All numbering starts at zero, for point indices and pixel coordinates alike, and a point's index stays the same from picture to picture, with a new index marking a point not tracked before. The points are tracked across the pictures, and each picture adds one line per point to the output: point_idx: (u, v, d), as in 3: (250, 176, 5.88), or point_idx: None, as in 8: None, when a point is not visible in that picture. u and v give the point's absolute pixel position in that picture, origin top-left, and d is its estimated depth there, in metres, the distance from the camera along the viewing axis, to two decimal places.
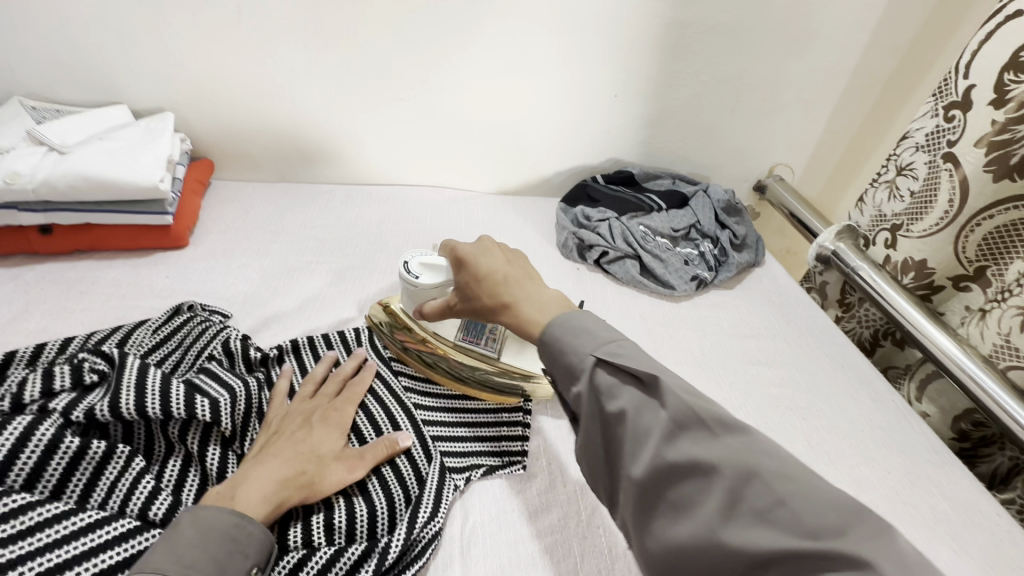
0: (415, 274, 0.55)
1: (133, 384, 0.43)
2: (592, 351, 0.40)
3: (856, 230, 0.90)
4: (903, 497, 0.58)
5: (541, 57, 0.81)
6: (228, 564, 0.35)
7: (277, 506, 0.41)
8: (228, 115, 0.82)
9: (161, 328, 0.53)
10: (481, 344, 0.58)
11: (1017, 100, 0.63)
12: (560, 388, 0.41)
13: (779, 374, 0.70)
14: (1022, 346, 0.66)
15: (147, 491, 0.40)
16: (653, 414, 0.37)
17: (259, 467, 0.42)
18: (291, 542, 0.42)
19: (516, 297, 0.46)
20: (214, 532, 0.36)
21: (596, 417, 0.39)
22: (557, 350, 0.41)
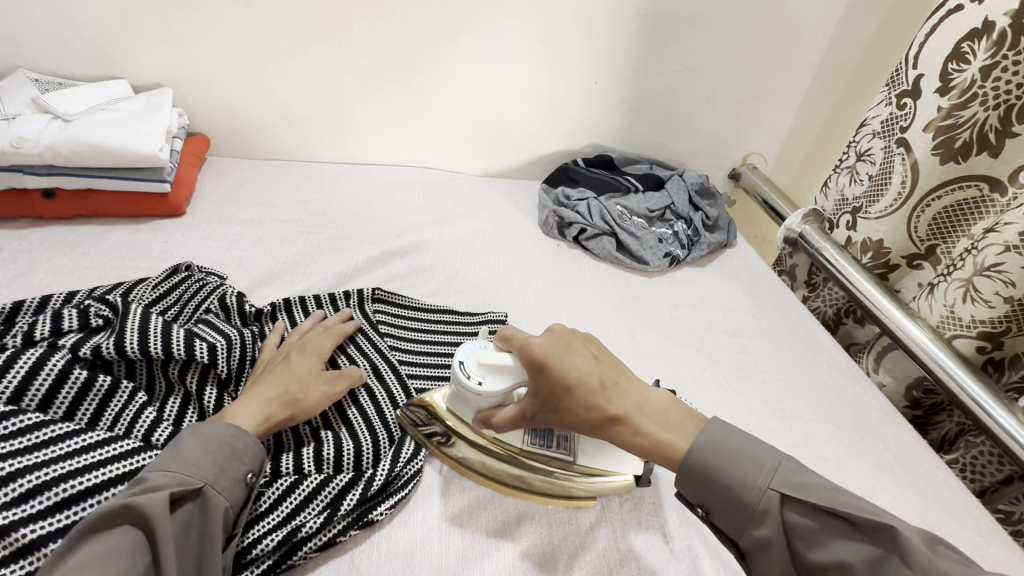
0: (474, 377, 0.44)
1: (137, 326, 0.47)
2: (767, 483, 0.40)
3: (820, 214, 0.95)
4: (852, 450, 0.63)
5: (525, 45, 0.85)
6: (227, 466, 0.40)
7: (264, 421, 0.45)
8: (224, 93, 0.85)
9: (161, 284, 0.57)
10: (552, 448, 0.46)
11: (960, 87, 0.69)
12: (725, 525, 0.41)
13: (744, 342, 0.75)
14: (965, 317, 0.71)
15: (150, 421, 0.44)
16: (891, 569, 0.35)
17: (246, 394, 0.47)
18: (283, 470, 0.46)
19: (630, 411, 0.43)
20: (212, 440, 0.41)
21: (784, 558, 0.39)
22: (714, 489, 0.41)
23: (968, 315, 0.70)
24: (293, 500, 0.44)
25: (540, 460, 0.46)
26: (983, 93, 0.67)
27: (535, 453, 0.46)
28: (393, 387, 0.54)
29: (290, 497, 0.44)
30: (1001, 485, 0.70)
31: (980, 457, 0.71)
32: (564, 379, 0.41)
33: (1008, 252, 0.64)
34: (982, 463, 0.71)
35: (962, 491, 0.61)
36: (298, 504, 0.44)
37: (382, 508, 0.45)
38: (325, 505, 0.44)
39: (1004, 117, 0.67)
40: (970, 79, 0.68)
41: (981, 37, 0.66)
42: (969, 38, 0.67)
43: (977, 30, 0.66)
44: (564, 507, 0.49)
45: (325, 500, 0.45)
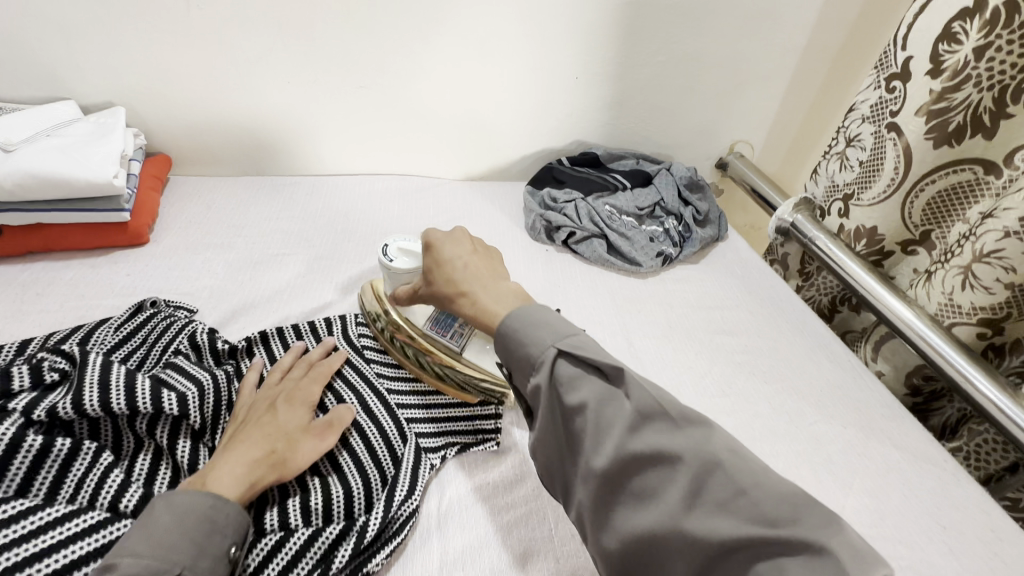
0: (390, 256, 0.57)
1: (96, 381, 0.43)
2: (554, 343, 0.41)
3: (812, 202, 0.93)
4: (858, 449, 0.61)
5: (501, 41, 0.81)
6: (208, 544, 0.36)
7: (251, 485, 0.41)
8: (183, 108, 0.80)
9: (124, 326, 0.52)
10: (446, 336, 0.56)
11: (952, 69, 0.67)
12: (519, 380, 0.42)
13: (743, 342, 0.73)
14: (965, 304, 0.69)
15: (117, 484, 0.40)
16: (618, 405, 0.37)
17: (225, 453, 0.42)
18: (268, 526, 0.42)
19: (476, 291, 0.49)
20: (189, 513, 0.37)
21: (555, 411, 0.39)
22: (514, 349, 0.43)
23: (968, 302, 0.69)
24: (280, 560, 0.41)
25: (438, 346, 0.56)
26: (976, 74, 0.66)
27: (436, 340, 0.57)
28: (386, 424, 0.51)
29: (277, 556, 0.41)
30: (1006, 472, 0.69)
31: (986, 444, 0.70)
32: (436, 259, 0.52)
33: (1007, 238, 0.62)
34: (985, 450, 0.71)
35: (971, 485, 0.59)
36: (285, 565, 0.41)
37: (378, 559, 0.42)
38: (315, 562, 0.41)
39: (996, 99, 0.66)
40: (962, 60, 0.66)
41: (973, 16, 0.64)
42: (959, 18, 0.65)
43: (970, 9, 0.64)
44: (571, 540, 0.46)
45: (315, 557, 0.42)
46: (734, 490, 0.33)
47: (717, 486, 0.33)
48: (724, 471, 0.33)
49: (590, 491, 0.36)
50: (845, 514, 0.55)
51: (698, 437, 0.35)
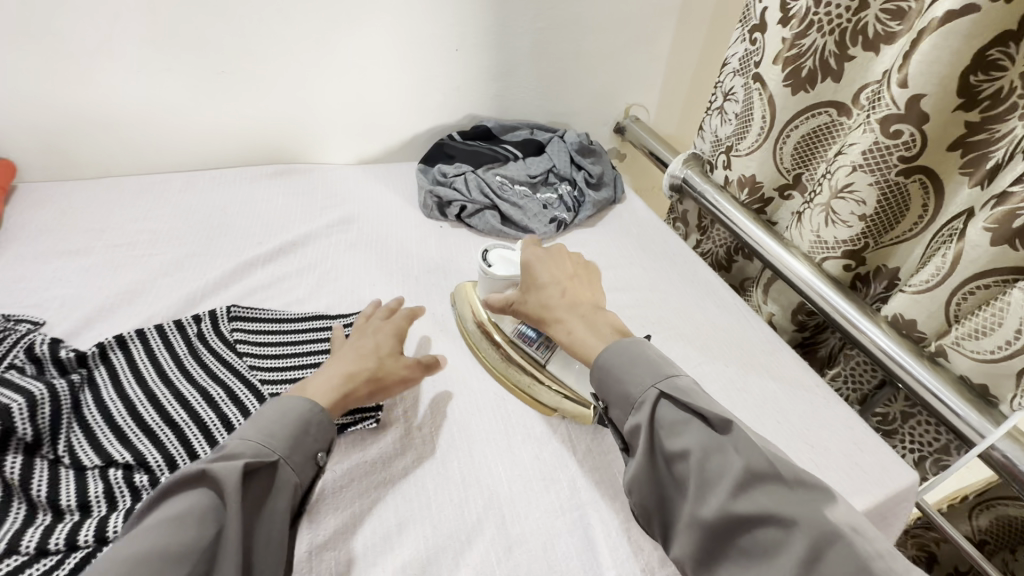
0: (487, 262, 0.58)
1: None
2: (654, 386, 0.45)
3: (700, 157, 0.96)
4: (739, 384, 0.64)
5: (370, 14, 0.79)
6: (302, 442, 0.43)
7: (342, 396, 0.48)
8: (21, 106, 0.73)
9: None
10: (532, 347, 0.57)
11: (798, 17, 0.70)
12: (617, 416, 0.46)
13: (634, 297, 0.75)
14: (830, 239, 0.73)
15: None
16: (723, 458, 0.40)
17: (346, 367, 0.49)
18: (110, 534, 0.40)
19: (573, 320, 0.52)
20: (287, 416, 0.44)
21: (654, 451, 0.42)
22: (614, 384, 0.47)
23: (833, 237, 0.73)
24: None
25: (524, 356, 0.58)
26: (818, 20, 0.68)
27: (520, 347, 0.58)
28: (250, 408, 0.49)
29: None
30: (875, 389, 0.74)
31: (857, 367, 0.75)
32: (534, 282, 0.55)
33: (856, 172, 0.66)
34: (858, 373, 0.75)
35: (839, 404, 0.64)
36: None
37: None
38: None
39: (839, 43, 0.69)
40: (804, 7, 0.69)
41: None
42: None
43: None
44: (449, 505, 0.47)
45: None
46: (853, 564, 0.34)
47: (833, 560, 0.34)
48: (844, 542, 0.35)
49: (693, 547, 0.39)
50: None
51: (814, 504, 0.37)
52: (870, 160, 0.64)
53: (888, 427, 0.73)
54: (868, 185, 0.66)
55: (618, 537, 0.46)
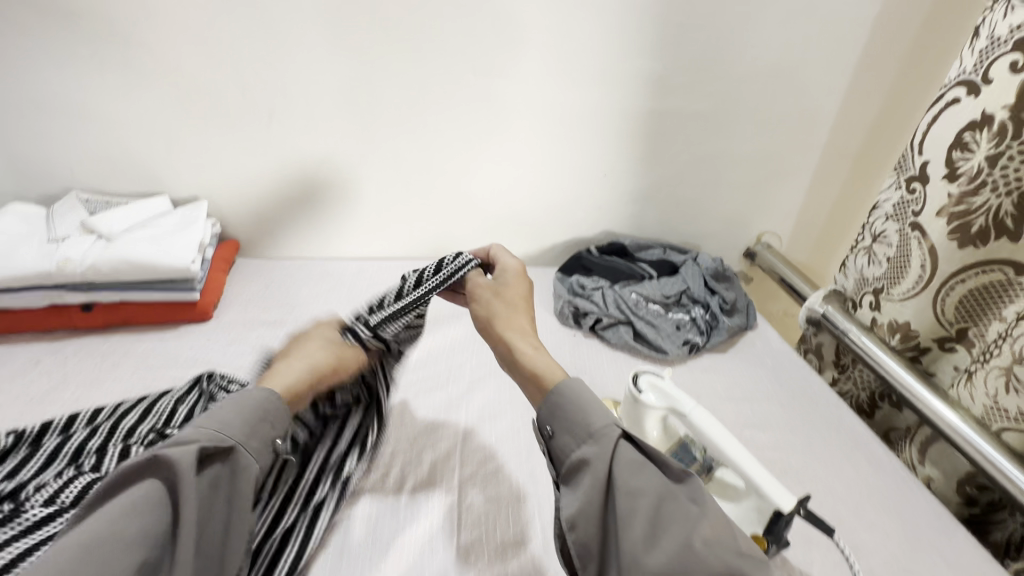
0: (640, 388, 0.59)
1: None
2: (618, 424, 0.43)
3: (842, 294, 0.93)
4: (904, 564, 0.57)
5: (534, 143, 0.91)
6: (259, 427, 0.45)
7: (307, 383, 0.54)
8: (255, 198, 0.91)
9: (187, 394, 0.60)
10: None
11: (967, 175, 0.69)
12: (564, 444, 0.44)
13: (773, 438, 0.71)
14: (1011, 408, 0.66)
15: None
16: (680, 504, 0.38)
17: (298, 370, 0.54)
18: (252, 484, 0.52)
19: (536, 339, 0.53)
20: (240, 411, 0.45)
21: (604, 484, 0.40)
22: (562, 410, 0.45)
23: (1014, 406, 0.66)
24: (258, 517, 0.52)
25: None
26: (992, 180, 0.68)
27: None
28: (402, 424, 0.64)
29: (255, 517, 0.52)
30: None
31: None
32: (493, 297, 0.57)
33: None
34: None
35: None
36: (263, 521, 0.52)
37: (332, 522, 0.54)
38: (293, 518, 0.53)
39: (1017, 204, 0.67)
40: (977, 166, 0.68)
41: (982, 128, 0.68)
42: (970, 128, 0.69)
43: (977, 122, 0.68)
44: None
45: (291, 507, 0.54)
46: None
47: None
48: None
49: None
50: None
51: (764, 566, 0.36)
52: None
53: None
54: None
55: None
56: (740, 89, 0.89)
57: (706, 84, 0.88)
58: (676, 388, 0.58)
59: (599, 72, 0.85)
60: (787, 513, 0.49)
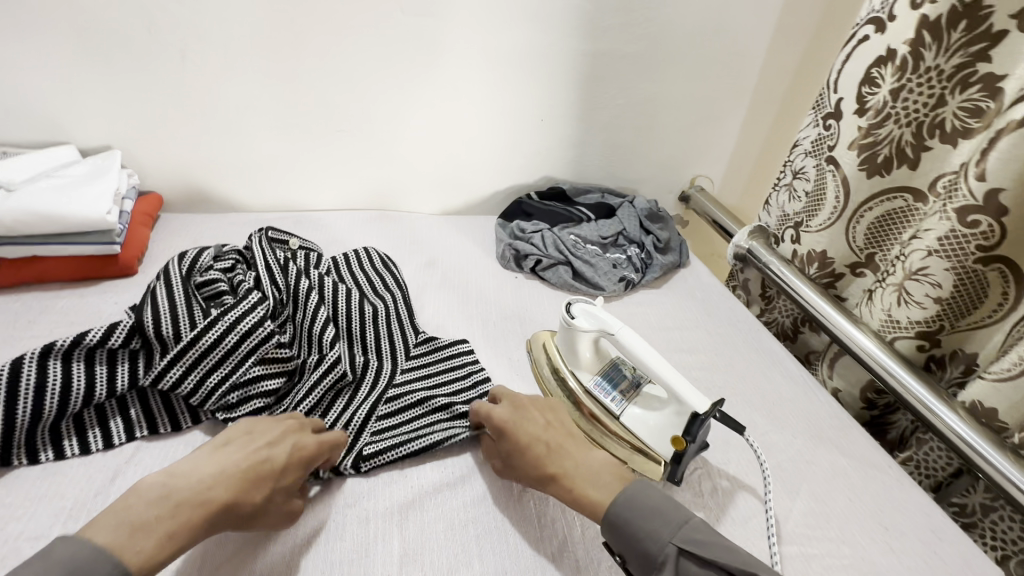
0: (572, 315, 0.63)
1: (180, 356, 0.52)
2: (671, 539, 0.43)
3: (767, 230, 0.98)
4: (807, 457, 0.64)
5: (471, 88, 0.89)
6: None
7: (163, 543, 0.38)
8: (175, 148, 0.85)
9: (156, 296, 0.55)
10: (608, 399, 0.60)
11: (874, 109, 0.75)
12: (637, 571, 0.44)
13: (699, 360, 0.77)
14: (903, 319, 0.74)
15: (158, 414, 0.53)
16: None
17: (233, 450, 0.46)
18: (238, 354, 0.54)
19: (562, 475, 0.49)
20: (90, 568, 0.35)
21: None
22: (626, 533, 0.45)
23: (905, 316, 0.73)
24: (218, 374, 0.53)
25: (595, 403, 0.60)
26: (895, 113, 0.73)
27: (597, 400, 0.61)
28: (371, 248, 0.80)
29: (217, 371, 0.53)
30: (952, 478, 0.71)
31: (931, 452, 0.73)
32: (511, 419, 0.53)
33: (931, 257, 0.68)
34: (932, 458, 0.73)
35: (914, 487, 0.63)
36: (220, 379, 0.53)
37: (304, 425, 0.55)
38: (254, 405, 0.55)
39: (915, 134, 0.73)
40: (881, 100, 0.74)
41: (887, 64, 0.72)
42: (877, 65, 0.74)
43: (883, 57, 0.73)
44: (527, 540, 0.50)
45: (259, 393, 0.55)
46: None
47: None
48: None
49: None
50: (789, 518, 0.57)
51: None
52: (946, 246, 0.66)
53: (967, 519, 0.70)
54: (943, 269, 0.67)
55: None
56: (671, 30, 0.91)
57: (639, 25, 0.89)
58: (607, 313, 0.61)
59: (532, 12, 0.83)
60: (703, 414, 0.53)
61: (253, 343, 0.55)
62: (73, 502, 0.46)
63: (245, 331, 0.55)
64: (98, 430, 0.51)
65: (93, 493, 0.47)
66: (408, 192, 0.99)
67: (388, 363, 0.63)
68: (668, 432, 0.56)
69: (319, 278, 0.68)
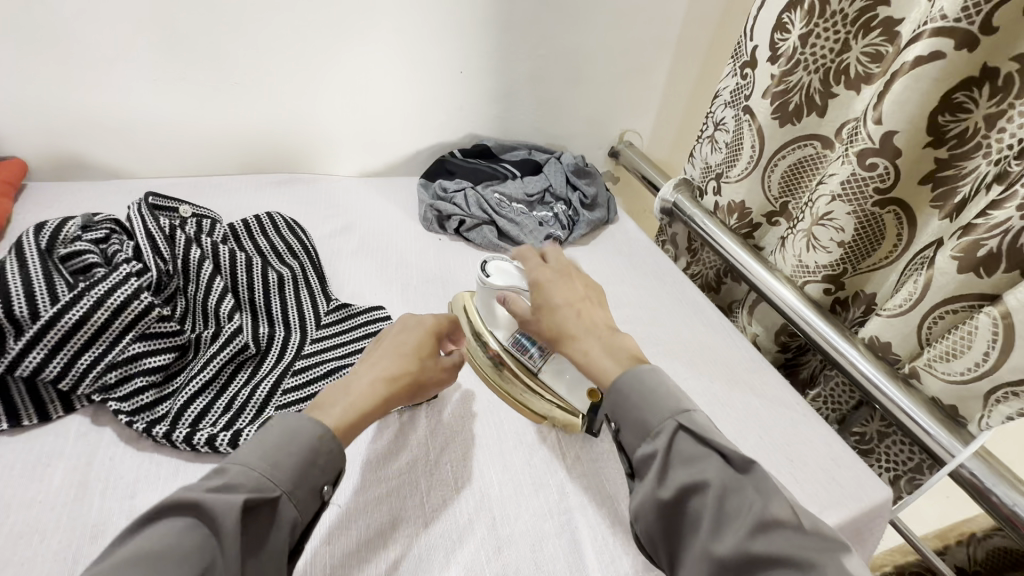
0: (488, 272, 0.60)
1: (38, 338, 0.47)
2: (673, 415, 0.42)
3: (691, 183, 1.00)
4: (723, 400, 0.67)
5: (380, 36, 0.82)
6: (308, 475, 0.38)
7: (382, 401, 0.45)
8: (34, 107, 0.74)
9: (7, 271, 0.49)
10: (526, 355, 0.57)
11: (786, 55, 0.74)
12: (629, 440, 0.43)
13: (624, 314, 0.77)
14: (811, 263, 0.77)
15: (19, 407, 0.47)
16: (742, 492, 0.37)
17: (369, 357, 0.48)
18: (112, 330, 0.49)
19: (588, 342, 0.49)
20: (297, 433, 0.39)
21: (659, 480, 0.39)
22: (625, 404, 0.44)
23: (813, 261, 0.76)
24: (92, 354, 0.48)
25: (512, 360, 0.58)
26: (804, 59, 0.73)
27: (515, 356, 0.58)
28: (276, 211, 0.74)
29: (89, 351, 0.48)
30: (853, 409, 0.76)
31: (835, 387, 0.78)
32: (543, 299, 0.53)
33: (835, 202, 0.70)
34: (835, 393, 0.78)
35: (819, 421, 0.66)
36: (93, 361, 0.48)
37: (200, 402, 0.51)
38: (138, 386, 0.50)
39: (824, 81, 0.74)
40: (792, 46, 0.73)
41: (796, 8, 0.72)
42: (788, 9, 0.73)
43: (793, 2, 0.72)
44: (442, 505, 0.49)
45: (143, 373, 0.50)
46: None
47: None
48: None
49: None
50: None
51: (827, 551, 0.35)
52: (848, 190, 0.68)
53: (866, 445, 0.75)
54: (846, 214, 0.69)
55: (603, 539, 0.48)
56: None
57: None
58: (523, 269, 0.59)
59: None
60: None
61: (128, 318, 0.50)
62: None
63: (119, 306, 0.49)
64: None
65: None
66: (322, 155, 0.92)
67: (296, 334, 0.60)
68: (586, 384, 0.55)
69: (213, 246, 0.62)
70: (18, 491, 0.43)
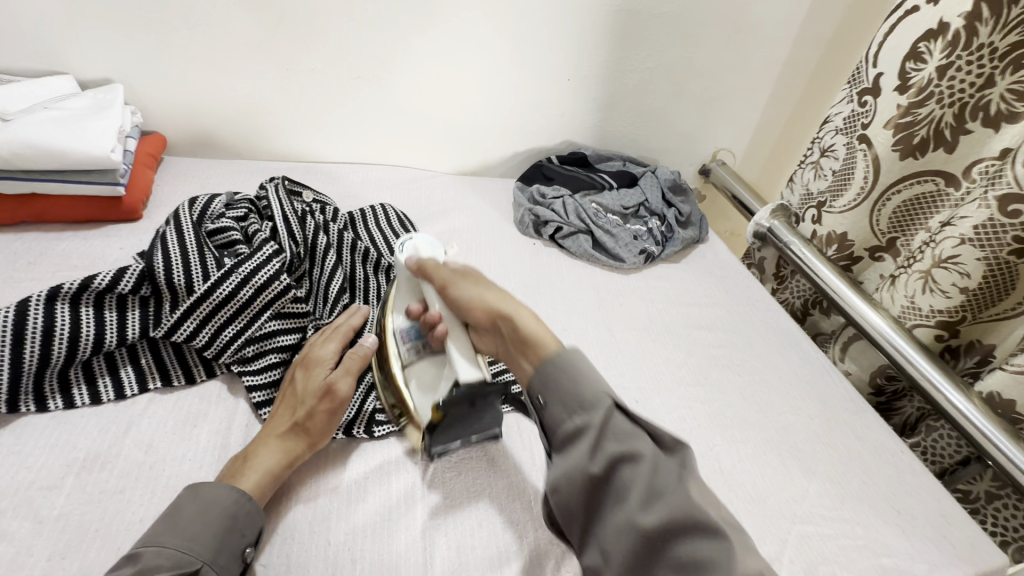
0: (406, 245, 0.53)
1: (189, 308, 0.50)
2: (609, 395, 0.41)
3: (788, 209, 0.95)
4: (823, 440, 0.64)
5: (498, 41, 0.84)
6: (227, 540, 0.40)
7: (287, 454, 0.46)
8: (180, 87, 0.80)
9: (167, 242, 0.53)
10: (404, 346, 0.51)
11: (917, 86, 0.70)
12: (556, 414, 0.42)
13: (717, 336, 0.76)
14: (925, 306, 0.73)
15: (169, 369, 0.51)
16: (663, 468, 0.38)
17: (267, 422, 0.48)
18: (251, 308, 0.52)
19: (522, 319, 0.47)
20: (212, 506, 0.41)
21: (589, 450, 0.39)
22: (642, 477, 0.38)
23: (927, 305, 0.72)
24: (234, 328, 0.51)
25: (393, 352, 0.51)
26: (939, 92, 0.69)
27: (394, 344, 0.52)
28: (387, 205, 0.76)
29: (232, 326, 0.51)
30: (959, 466, 0.72)
31: (940, 440, 0.74)
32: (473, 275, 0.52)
33: (963, 245, 0.66)
34: (941, 446, 0.74)
35: (925, 473, 0.63)
36: (236, 334, 0.51)
37: None
38: (270, 363, 0.52)
39: (957, 116, 0.69)
40: (926, 77, 0.69)
41: (936, 38, 0.68)
42: (925, 39, 0.69)
43: (933, 31, 0.68)
44: None
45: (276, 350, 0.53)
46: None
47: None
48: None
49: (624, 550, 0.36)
50: (807, 499, 0.58)
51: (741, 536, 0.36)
52: (980, 235, 0.64)
53: (970, 504, 0.72)
54: (975, 259, 0.66)
55: None
56: None
57: None
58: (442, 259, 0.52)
59: None
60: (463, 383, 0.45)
61: (268, 297, 0.53)
62: (84, 454, 0.44)
63: (259, 286, 0.52)
64: (109, 379, 0.49)
65: (104, 446, 0.45)
66: (424, 150, 0.95)
67: None
68: (430, 397, 0.48)
69: (337, 234, 0.65)
70: (169, 446, 0.46)
